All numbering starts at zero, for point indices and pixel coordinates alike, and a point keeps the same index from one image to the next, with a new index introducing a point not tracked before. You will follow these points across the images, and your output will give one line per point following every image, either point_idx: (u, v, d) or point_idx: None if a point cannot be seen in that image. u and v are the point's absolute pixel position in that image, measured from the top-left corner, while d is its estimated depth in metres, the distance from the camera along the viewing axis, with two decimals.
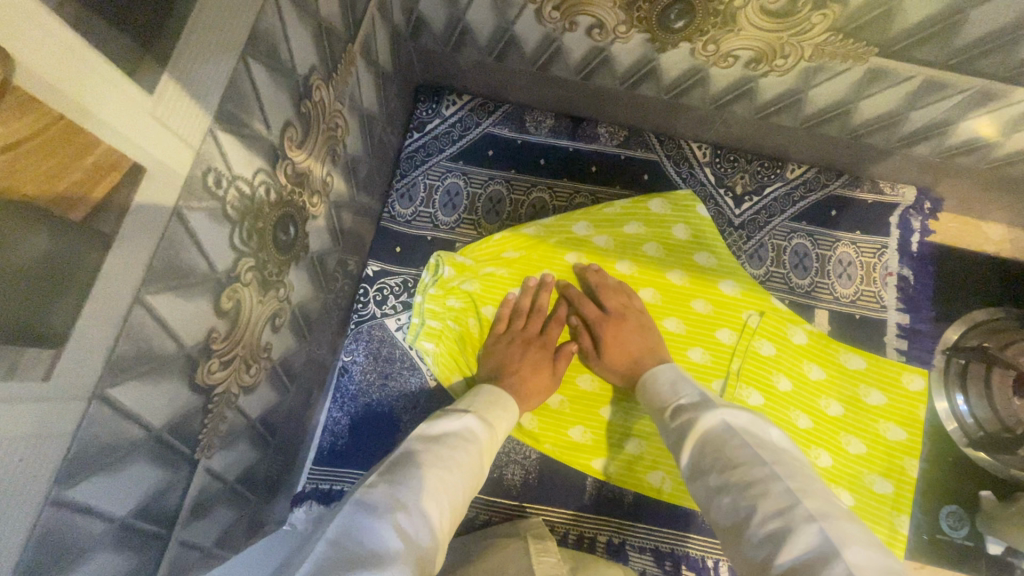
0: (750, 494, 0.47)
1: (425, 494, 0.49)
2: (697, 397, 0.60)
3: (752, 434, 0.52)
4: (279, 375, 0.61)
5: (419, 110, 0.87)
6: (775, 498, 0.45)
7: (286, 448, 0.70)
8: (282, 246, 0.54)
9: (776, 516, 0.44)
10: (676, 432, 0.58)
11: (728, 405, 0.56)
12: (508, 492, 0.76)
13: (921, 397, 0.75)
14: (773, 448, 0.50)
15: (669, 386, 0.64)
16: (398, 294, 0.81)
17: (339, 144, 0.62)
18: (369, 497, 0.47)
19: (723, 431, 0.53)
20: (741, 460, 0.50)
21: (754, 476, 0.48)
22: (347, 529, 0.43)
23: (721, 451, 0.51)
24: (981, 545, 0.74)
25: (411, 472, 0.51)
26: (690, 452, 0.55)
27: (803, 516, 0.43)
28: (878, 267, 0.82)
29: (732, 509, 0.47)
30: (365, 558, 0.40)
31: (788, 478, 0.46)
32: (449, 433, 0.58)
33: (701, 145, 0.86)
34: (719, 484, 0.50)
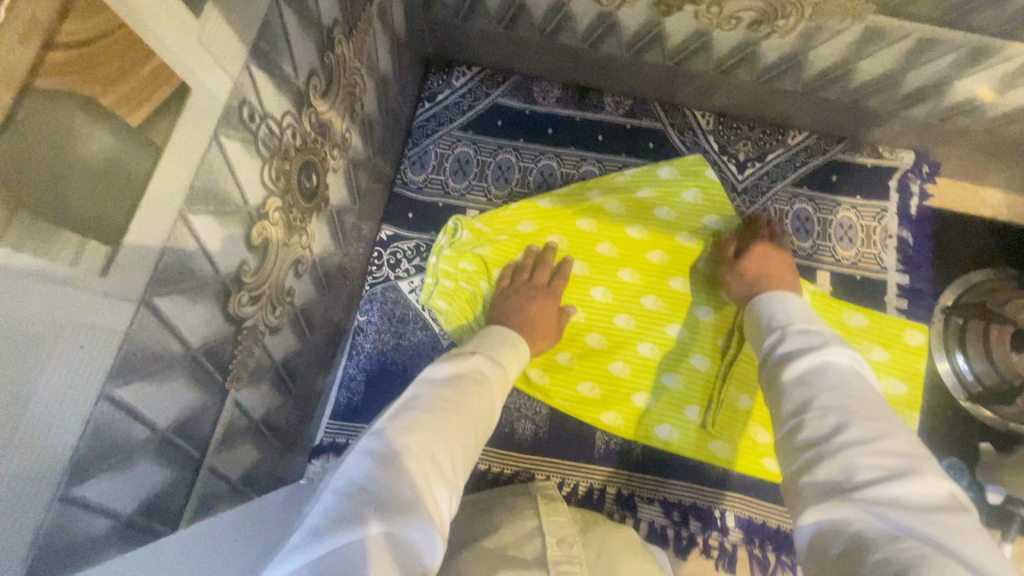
0: (854, 435, 0.45)
1: (433, 434, 0.48)
2: (807, 333, 0.57)
3: (864, 389, 0.50)
4: (301, 322, 0.63)
5: (431, 81, 0.90)
6: (902, 444, 0.44)
7: (305, 401, 0.73)
8: (305, 193, 0.56)
9: (899, 458, 0.43)
10: (788, 350, 0.56)
11: (842, 352, 0.54)
12: (520, 446, 0.78)
13: (920, 352, 0.77)
14: (879, 411, 0.47)
15: (776, 316, 0.62)
16: (411, 258, 0.84)
17: (357, 102, 0.64)
18: (375, 443, 0.46)
19: (834, 375, 0.51)
20: (851, 407, 0.47)
21: (860, 426, 0.46)
22: (350, 476, 0.43)
23: (824, 392, 0.50)
24: (980, 495, 0.76)
25: (416, 415, 0.50)
26: (794, 376, 0.53)
27: (929, 475, 0.41)
28: (877, 230, 0.85)
29: (835, 424, 0.46)
30: (371, 508, 0.40)
31: (902, 440, 0.45)
32: (457, 376, 0.57)
33: (705, 113, 0.88)
34: (823, 404, 0.49)
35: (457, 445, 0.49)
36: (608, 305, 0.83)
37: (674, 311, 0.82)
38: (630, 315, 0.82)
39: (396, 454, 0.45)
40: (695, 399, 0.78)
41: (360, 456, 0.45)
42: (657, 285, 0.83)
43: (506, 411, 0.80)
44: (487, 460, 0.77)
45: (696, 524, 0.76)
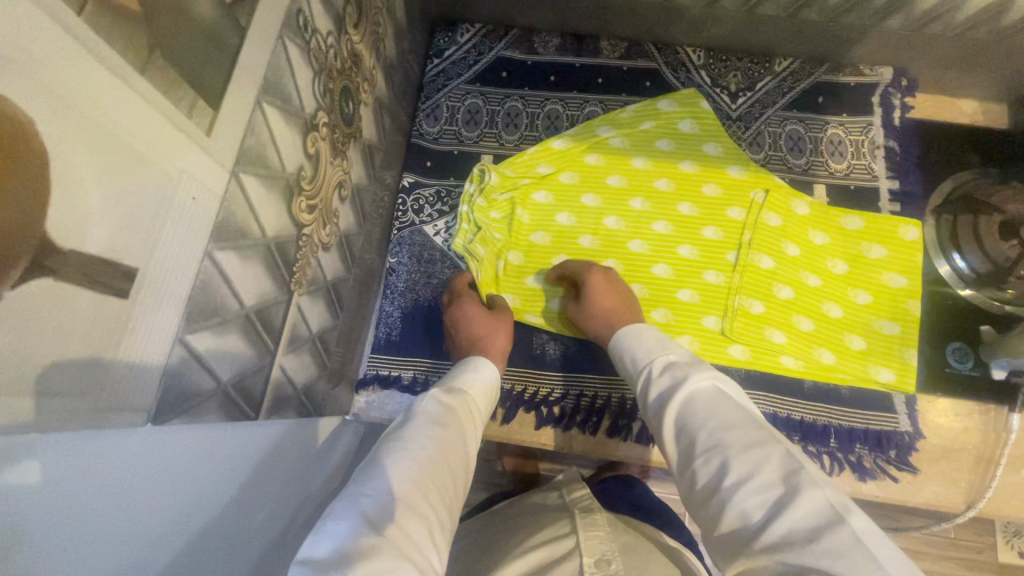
0: (735, 477, 0.45)
1: (400, 477, 0.47)
2: (669, 368, 0.59)
3: (728, 412, 0.51)
4: (344, 248, 0.67)
5: (437, 40, 0.95)
6: (773, 463, 0.44)
7: (350, 336, 0.77)
8: (345, 117, 0.61)
9: (776, 483, 0.43)
10: (661, 395, 0.57)
11: (704, 379, 0.55)
12: (552, 366, 0.82)
13: (916, 245, 0.82)
14: (753, 423, 0.49)
15: (639, 354, 0.63)
16: (433, 204, 0.88)
17: (380, 43, 0.69)
18: (338, 500, 0.44)
19: (701, 406, 0.52)
20: (728, 440, 0.48)
21: (737, 460, 0.46)
22: (317, 542, 0.40)
23: (703, 432, 0.50)
24: (987, 375, 0.80)
25: (387, 461, 0.49)
26: (671, 428, 0.53)
27: (804, 483, 0.42)
28: (866, 143, 0.91)
29: (721, 467, 0.47)
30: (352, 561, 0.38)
31: (773, 459, 0.45)
32: (423, 414, 0.56)
33: (695, 49, 0.94)
34: (708, 445, 0.49)
35: (429, 483, 0.48)
36: (621, 232, 0.87)
37: (684, 232, 0.87)
38: (643, 240, 0.87)
39: (364, 503, 0.44)
40: (711, 309, 0.84)
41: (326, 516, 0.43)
42: (667, 210, 0.88)
43: (536, 335, 0.84)
44: (523, 382, 0.81)
45: None
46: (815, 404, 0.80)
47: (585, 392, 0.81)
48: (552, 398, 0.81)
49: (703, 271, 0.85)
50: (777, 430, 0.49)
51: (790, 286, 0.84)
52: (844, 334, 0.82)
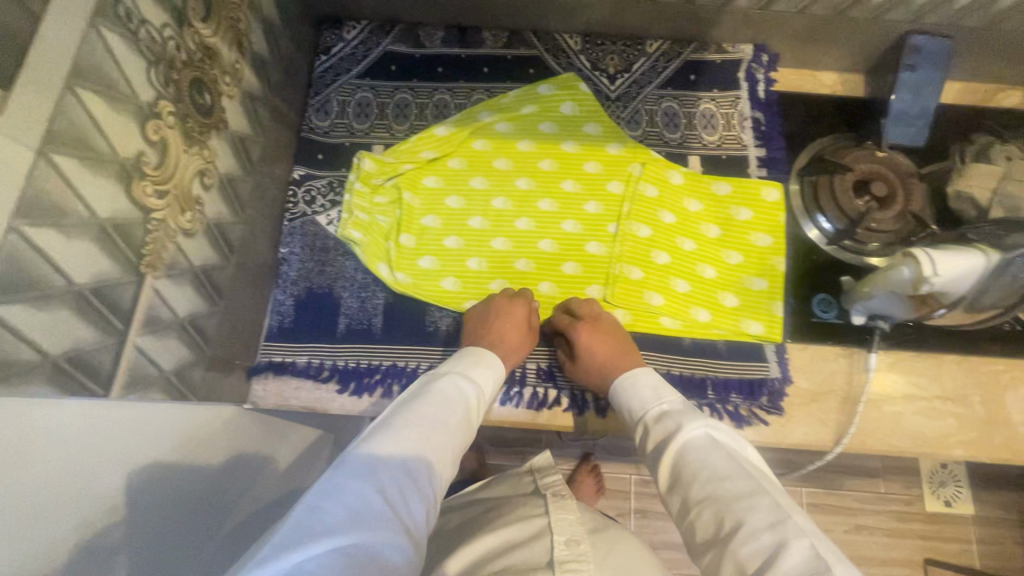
0: (728, 527, 0.56)
1: (410, 457, 0.63)
2: (664, 415, 0.69)
3: (722, 461, 0.61)
4: (216, 236, 0.70)
5: (324, 37, 0.98)
6: (770, 513, 0.55)
7: (240, 325, 0.79)
8: (200, 108, 0.63)
9: (774, 532, 0.53)
10: (656, 437, 0.67)
11: (699, 427, 0.65)
12: (446, 341, 0.85)
13: (778, 206, 0.89)
14: (746, 472, 0.60)
15: (635, 404, 0.73)
16: (325, 194, 0.90)
17: (244, 38, 0.72)
18: (351, 469, 0.59)
19: (696, 454, 0.63)
20: (716, 491, 0.59)
21: (734, 507, 0.57)
22: (329, 495, 0.56)
23: (699, 480, 0.61)
24: (848, 321, 0.87)
25: (395, 437, 0.64)
26: (665, 475, 0.64)
27: (793, 535, 0.53)
28: (735, 115, 0.97)
29: (716, 518, 0.57)
30: (353, 523, 0.54)
31: (764, 509, 0.56)
32: (434, 396, 0.70)
33: (572, 35, 0.99)
34: (699, 497, 0.60)
35: (426, 460, 0.63)
36: (508, 211, 0.91)
37: (567, 208, 0.92)
38: (529, 217, 0.91)
39: (376, 475, 0.59)
40: (594, 278, 0.89)
41: (342, 476, 0.59)
42: (551, 188, 0.93)
43: (429, 313, 0.87)
44: (416, 358, 0.84)
45: None
46: (692, 359, 0.85)
47: None
48: None
49: (586, 244, 0.90)
50: (769, 480, 0.61)
51: (666, 251, 0.89)
52: (717, 293, 0.87)
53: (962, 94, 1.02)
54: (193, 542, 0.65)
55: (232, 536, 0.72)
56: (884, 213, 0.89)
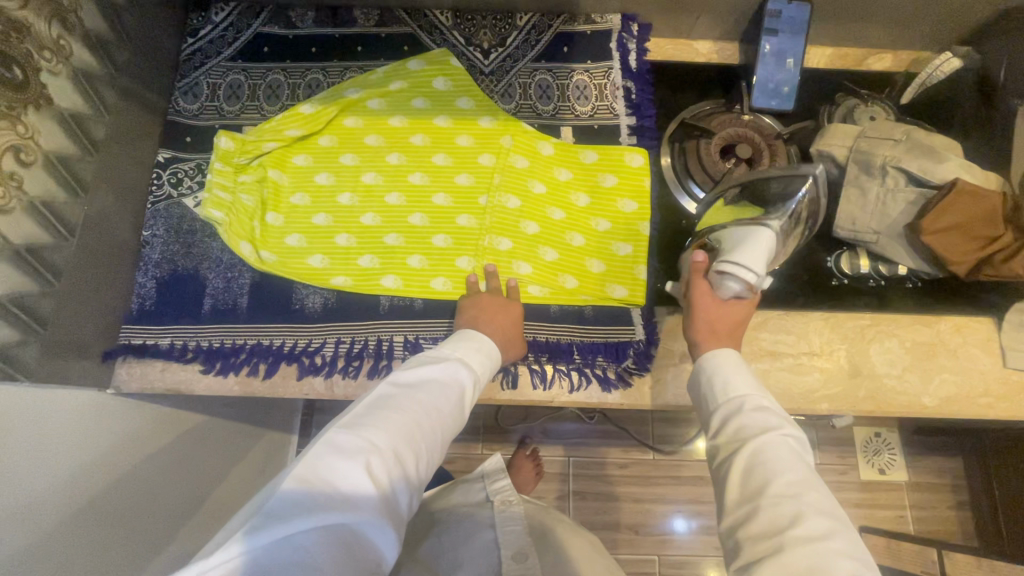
0: (803, 531, 0.51)
1: (405, 440, 0.57)
2: (762, 409, 0.63)
3: (796, 468, 0.57)
4: (46, 216, 0.69)
5: (191, 19, 0.96)
6: (853, 538, 0.52)
7: (95, 309, 0.78)
8: (6, 82, 0.62)
9: (857, 557, 0.50)
10: (748, 422, 0.62)
11: (787, 430, 0.61)
12: (312, 317, 0.85)
13: (643, 170, 0.89)
14: (828, 492, 0.56)
15: (730, 381, 0.67)
16: (192, 176, 0.90)
17: (69, 15, 0.71)
18: (347, 442, 0.53)
19: (785, 451, 0.58)
20: (802, 494, 0.54)
21: (813, 517, 0.52)
22: (323, 470, 0.50)
23: (783, 478, 0.56)
24: None
25: (393, 417, 0.59)
26: (749, 456, 0.59)
27: (872, 571, 0.50)
28: (607, 85, 0.98)
29: (797, 516, 0.53)
30: (344, 506, 0.49)
31: (844, 536, 0.51)
32: (426, 382, 0.65)
33: (443, 11, 0.99)
34: (784, 490, 0.55)
35: (417, 445, 0.58)
36: (379, 187, 0.91)
37: (438, 182, 0.92)
38: (399, 192, 0.91)
39: (371, 455, 0.53)
40: (463, 250, 0.88)
41: (341, 450, 0.52)
42: (423, 162, 0.93)
43: (296, 291, 0.86)
44: (281, 336, 0.83)
45: None
46: (561, 326, 0.86)
47: (343, 339, 0.84)
48: (312, 349, 0.83)
49: (456, 216, 0.90)
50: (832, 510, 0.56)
51: (534, 220, 0.90)
52: (585, 260, 0.88)
53: (834, 57, 1.03)
54: (35, 507, 0.61)
55: (81, 509, 0.68)
56: (750, 175, 0.90)
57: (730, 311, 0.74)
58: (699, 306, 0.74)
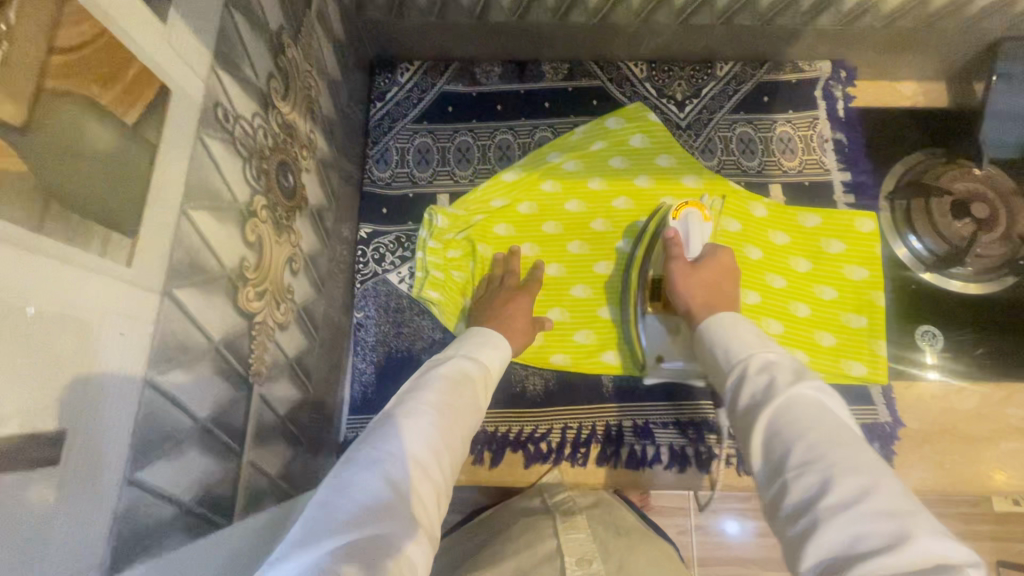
0: (837, 500, 0.44)
1: (423, 443, 0.51)
2: (768, 369, 0.57)
3: (835, 429, 0.50)
4: (305, 321, 0.66)
5: (378, 81, 0.92)
6: (886, 496, 0.44)
7: (326, 404, 0.75)
8: (285, 191, 0.59)
9: (890, 519, 0.42)
10: (750, 397, 0.56)
11: (808, 387, 0.54)
12: (534, 402, 0.82)
13: (874, 236, 0.84)
14: (858, 446, 0.48)
15: (733, 348, 0.61)
16: (394, 251, 0.86)
17: (315, 105, 0.68)
18: (350, 464, 0.48)
19: (802, 414, 0.51)
20: (825, 457, 0.47)
21: (841, 484, 0.45)
22: (322, 505, 0.44)
23: (802, 443, 0.49)
24: (955, 357, 0.83)
25: (405, 423, 0.52)
26: (767, 433, 0.52)
27: (923, 528, 0.41)
28: (814, 137, 0.92)
29: (820, 485, 0.46)
30: (359, 521, 0.42)
31: (885, 495, 0.44)
32: (444, 381, 0.59)
33: (637, 62, 0.94)
34: (805, 458, 0.48)
35: (442, 448, 0.52)
36: (585, 256, 0.87)
37: None
38: (608, 261, 0.86)
39: (387, 463, 0.47)
40: None
41: (341, 475, 0.47)
42: (629, 228, 0.87)
43: (514, 374, 0.83)
44: (507, 422, 0.81)
45: (712, 436, 0.80)
46: None
47: (569, 425, 0.81)
48: (538, 435, 0.80)
49: None
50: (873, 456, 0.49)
51: (756, 289, 0.84)
52: (814, 332, 0.83)
53: None
54: None
55: None
56: (986, 237, 0.84)
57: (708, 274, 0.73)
58: (691, 284, 0.72)
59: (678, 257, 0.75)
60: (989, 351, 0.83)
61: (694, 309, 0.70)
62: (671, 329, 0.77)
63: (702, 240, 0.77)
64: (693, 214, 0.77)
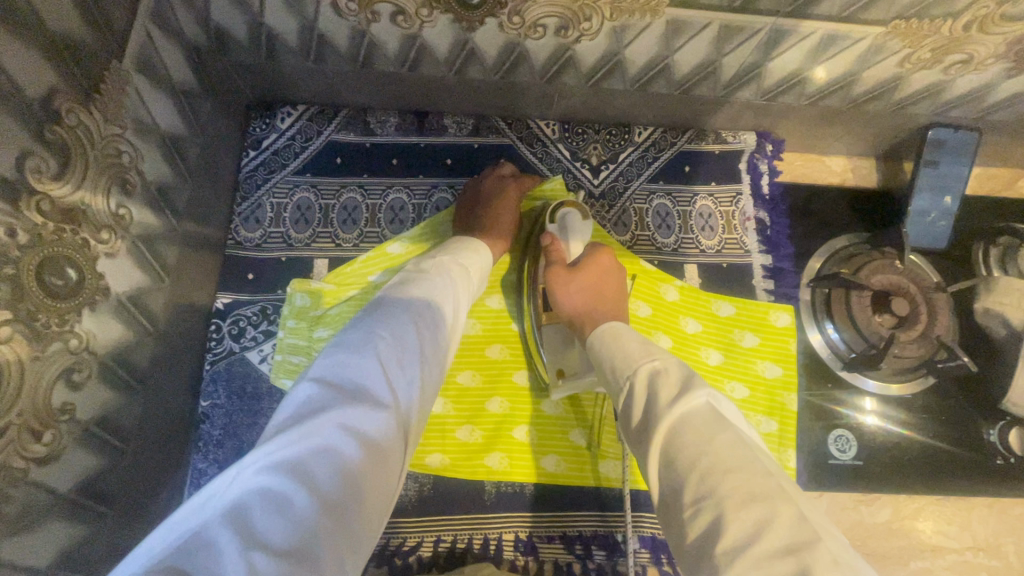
0: (732, 541, 0.35)
1: (429, 331, 0.47)
2: (655, 379, 0.47)
3: (730, 446, 0.40)
4: (99, 436, 0.55)
5: (253, 126, 0.81)
6: (783, 530, 0.35)
7: (145, 518, 0.63)
8: (57, 293, 0.47)
9: (786, 556, 0.33)
10: (640, 421, 0.46)
11: (699, 397, 0.44)
12: (404, 510, 0.72)
13: (789, 332, 0.78)
14: (757, 464, 0.39)
15: (617, 361, 0.52)
16: (256, 324, 0.75)
17: (130, 173, 0.57)
18: (371, 338, 0.44)
19: (695, 436, 0.41)
20: (716, 489, 0.38)
21: (734, 518, 0.36)
22: (340, 366, 0.41)
23: (693, 475, 0.39)
24: (868, 463, 0.77)
25: (410, 311, 0.48)
26: (659, 459, 0.42)
27: (824, 568, 0.32)
28: (736, 214, 0.85)
29: (716, 526, 0.36)
30: (353, 394, 0.39)
31: (784, 526, 0.35)
32: (443, 277, 0.54)
33: (549, 122, 0.85)
34: (698, 494, 0.38)
35: (443, 337, 0.49)
36: (478, 338, 0.78)
37: None
38: (503, 344, 0.77)
39: (397, 350, 0.44)
40: (576, 422, 0.75)
41: (360, 345, 0.43)
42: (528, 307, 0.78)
43: None
44: None
45: (602, 553, 0.72)
46: None
47: (442, 537, 0.71)
48: (406, 549, 0.70)
49: None
50: (778, 468, 0.41)
51: None
52: None
53: (997, 178, 0.89)
54: None
55: None
56: (904, 336, 0.75)
57: (589, 275, 0.65)
58: (570, 289, 0.64)
59: (559, 258, 0.68)
60: (903, 459, 0.77)
61: (578, 316, 0.63)
62: (565, 337, 0.70)
63: (580, 240, 0.73)
64: (570, 213, 0.73)
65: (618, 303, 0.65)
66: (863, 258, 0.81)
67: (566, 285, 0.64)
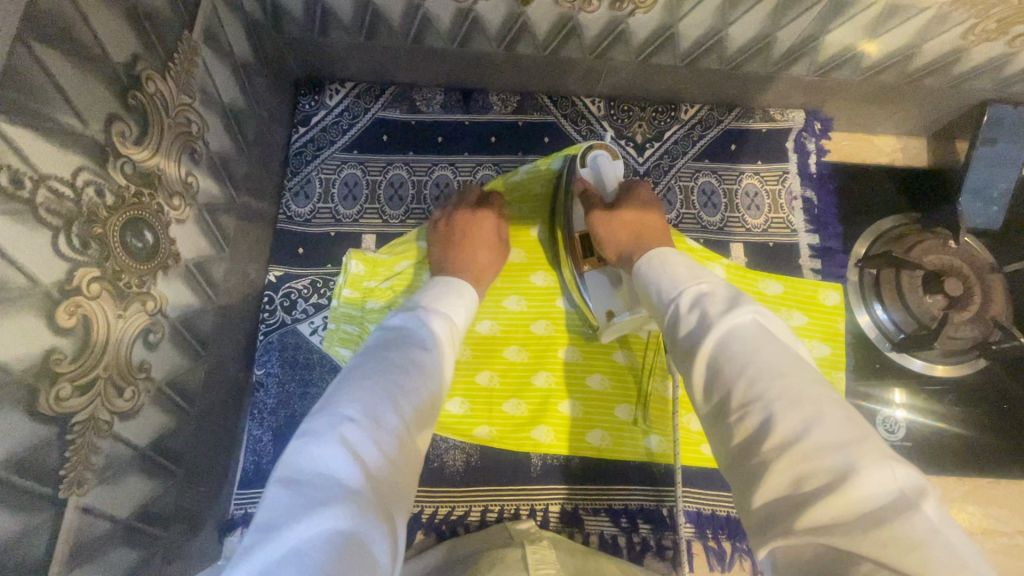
0: (778, 440, 0.35)
1: (400, 402, 0.43)
2: (701, 301, 0.47)
3: (776, 357, 0.40)
4: (171, 397, 0.57)
5: (302, 104, 0.83)
6: (832, 429, 0.34)
7: (207, 479, 0.66)
8: (136, 254, 0.49)
9: (831, 451, 0.33)
10: (685, 338, 0.46)
11: (743, 313, 0.44)
12: (452, 480, 0.73)
13: (836, 311, 0.77)
14: (804, 371, 0.39)
15: (663, 285, 0.51)
16: (307, 297, 0.77)
17: (197, 142, 0.58)
18: (335, 420, 0.39)
19: (741, 349, 0.41)
20: (768, 392, 0.38)
21: (784, 419, 0.36)
22: (300, 464, 0.37)
23: (741, 380, 0.39)
24: (916, 444, 0.76)
25: (373, 383, 0.43)
26: (706, 369, 0.42)
27: (871, 459, 0.33)
28: (783, 193, 0.84)
29: (765, 425, 0.36)
30: (314, 495, 0.35)
31: (832, 423, 0.35)
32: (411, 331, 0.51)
33: (594, 99, 0.85)
34: (747, 397, 0.38)
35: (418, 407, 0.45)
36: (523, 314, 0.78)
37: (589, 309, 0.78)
38: (548, 320, 0.78)
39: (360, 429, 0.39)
40: (623, 397, 0.75)
41: (326, 430, 0.39)
42: None
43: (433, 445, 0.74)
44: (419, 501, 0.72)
45: (647, 527, 0.72)
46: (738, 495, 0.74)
47: (490, 506, 0.72)
48: (454, 518, 0.72)
49: (612, 352, 0.77)
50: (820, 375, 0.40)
51: None
52: None
53: None
54: None
55: None
56: (956, 317, 0.75)
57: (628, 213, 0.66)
58: (610, 226, 0.65)
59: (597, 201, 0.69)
60: (954, 442, 0.76)
61: (622, 251, 0.64)
62: (612, 277, 0.70)
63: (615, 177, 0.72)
64: (602, 154, 0.72)
65: (657, 230, 0.65)
66: (915, 237, 0.80)
67: (608, 222, 0.66)
